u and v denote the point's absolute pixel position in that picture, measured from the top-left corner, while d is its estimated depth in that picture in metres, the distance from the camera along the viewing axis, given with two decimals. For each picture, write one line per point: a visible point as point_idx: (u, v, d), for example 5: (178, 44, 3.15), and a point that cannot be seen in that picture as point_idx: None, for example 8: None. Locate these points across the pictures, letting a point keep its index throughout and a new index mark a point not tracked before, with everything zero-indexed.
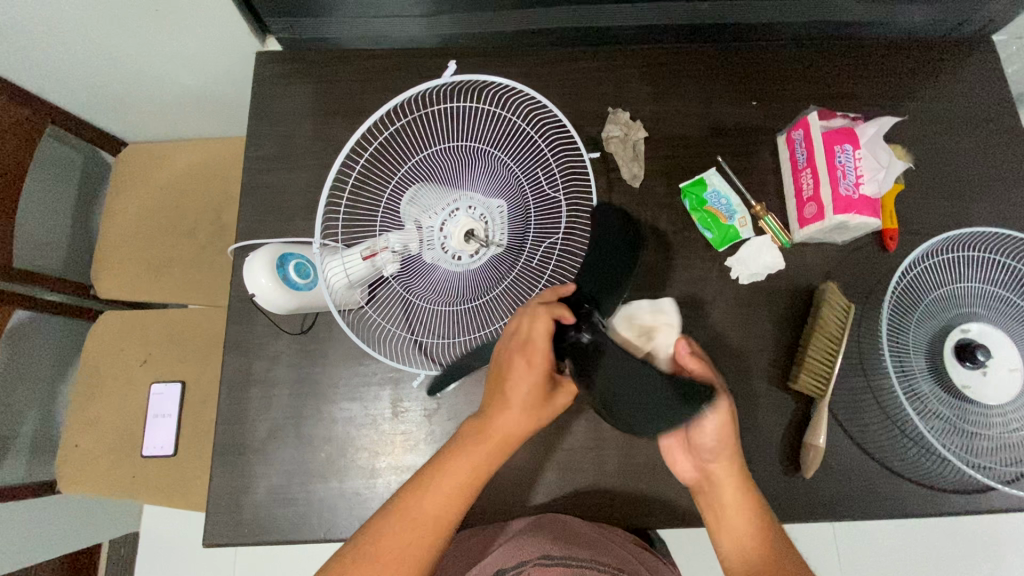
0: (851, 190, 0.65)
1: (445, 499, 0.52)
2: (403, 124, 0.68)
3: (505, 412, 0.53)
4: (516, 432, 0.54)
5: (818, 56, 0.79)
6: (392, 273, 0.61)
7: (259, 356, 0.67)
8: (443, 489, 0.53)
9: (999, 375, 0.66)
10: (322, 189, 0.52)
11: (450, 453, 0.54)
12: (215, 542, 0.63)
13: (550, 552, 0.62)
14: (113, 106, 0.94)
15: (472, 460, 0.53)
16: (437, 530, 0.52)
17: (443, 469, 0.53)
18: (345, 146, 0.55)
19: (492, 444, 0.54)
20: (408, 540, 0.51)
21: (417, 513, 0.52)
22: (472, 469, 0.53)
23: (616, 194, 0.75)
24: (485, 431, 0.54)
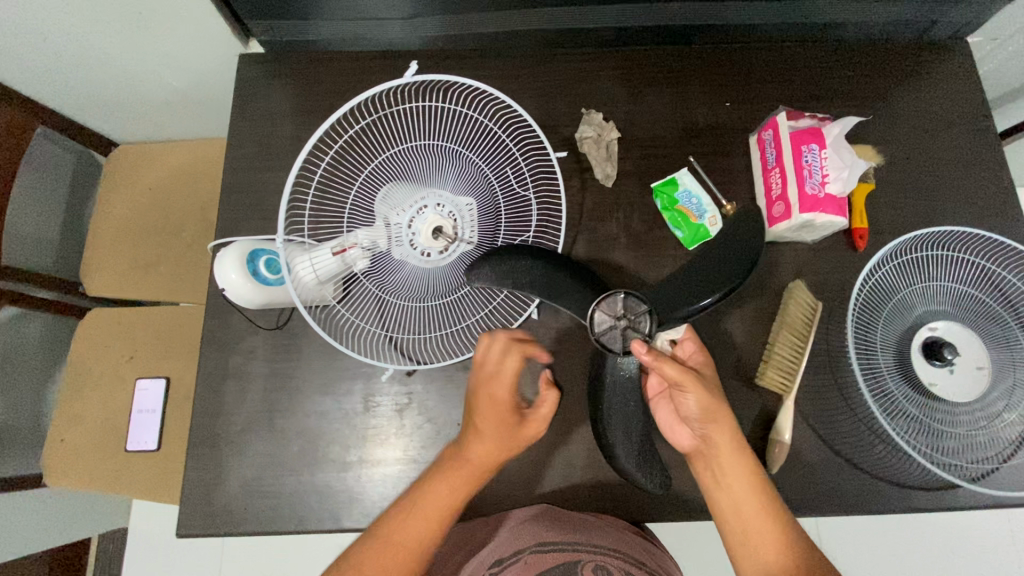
0: (817, 189, 0.66)
1: (424, 528, 0.55)
2: (376, 124, 0.69)
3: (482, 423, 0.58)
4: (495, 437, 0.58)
5: (791, 58, 0.80)
6: (363, 269, 0.63)
7: (235, 351, 0.69)
8: (422, 518, 0.56)
9: (965, 372, 0.67)
10: (286, 186, 0.54)
11: (427, 486, 0.57)
12: (188, 532, 0.64)
13: (544, 539, 0.60)
14: (103, 108, 0.96)
15: (446, 491, 0.56)
16: (419, 555, 0.55)
17: (423, 498, 0.56)
18: (306, 144, 0.57)
19: (462, 478, 0.57)
20: (396, 562, 0.54)
21: (402, 542, 0.55)
22: (450, 494, 0.57)
23: (589, 193, 0.76)
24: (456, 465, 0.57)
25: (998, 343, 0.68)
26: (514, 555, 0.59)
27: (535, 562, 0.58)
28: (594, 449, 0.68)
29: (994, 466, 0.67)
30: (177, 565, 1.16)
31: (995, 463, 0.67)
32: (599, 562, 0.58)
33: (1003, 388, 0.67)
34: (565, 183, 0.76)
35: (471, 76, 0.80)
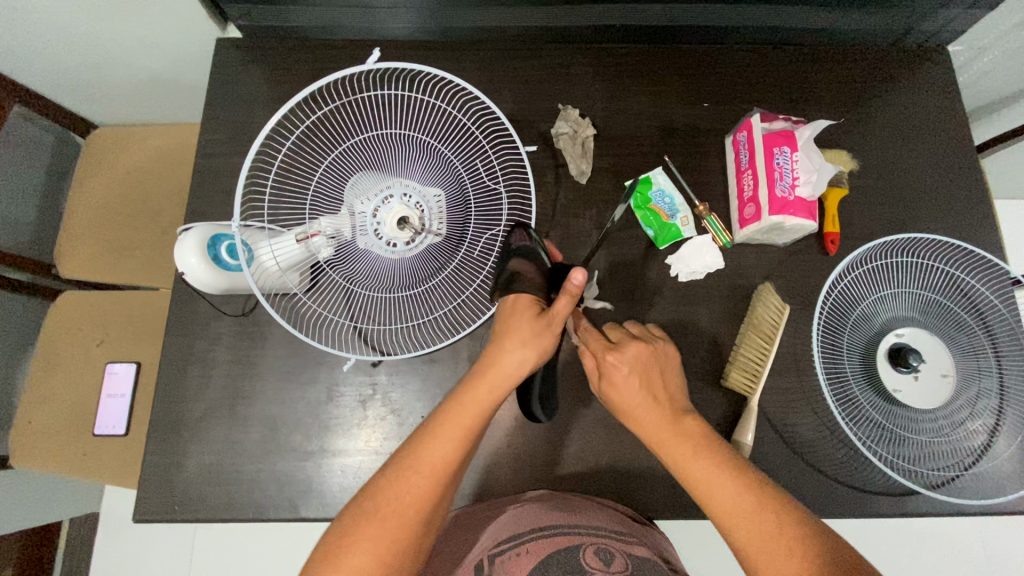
0: (787, 192, 0.67)
1: (454, 446, 0.50)
2: (345, 112, 0.69)
3: (508, 350, 0.53)
4: (520, 370, 0.53)
5: (771, 61, 0.80)
6: (327, 258, 0.62)
7: (199, 337, 0.68)
8: (450, 437, 0.50)
9: (930, 380, 0.67)
10: (243, 170, 0.54)
11: (455, 401, 0.52)
12: (144, 518, 0.63)
13: (540, 527, 0.55)
14: (82, 87, 0.95)
15: (482, 405, 0.51)
16: (449, 474, 0.49)
17: (451, 415, 0.51)
18: (264, 129, 0.56)
19: (497, 388, 0.52)
20: (421, 488, 0.48)
21: (430, 462, 0.49)
22: (479, 410, 0.51)
23: (563, 189, 0.76)
24: (491, 377, 0.52)
25: (963, 351, 0.69)
26: (514, 541, 0.54)
27: (535, 549, 0.52)
28: (557, 446, 0.68)
29: (955, 474, 0.67)
30: (150, 551, 1.15)
31: (956, 472, 0.67)
32: (598, 544, 0.53)
33: (966, 396, 0.67)
34: (538, 179, 0.76)
35: (449, 67, 0.79)
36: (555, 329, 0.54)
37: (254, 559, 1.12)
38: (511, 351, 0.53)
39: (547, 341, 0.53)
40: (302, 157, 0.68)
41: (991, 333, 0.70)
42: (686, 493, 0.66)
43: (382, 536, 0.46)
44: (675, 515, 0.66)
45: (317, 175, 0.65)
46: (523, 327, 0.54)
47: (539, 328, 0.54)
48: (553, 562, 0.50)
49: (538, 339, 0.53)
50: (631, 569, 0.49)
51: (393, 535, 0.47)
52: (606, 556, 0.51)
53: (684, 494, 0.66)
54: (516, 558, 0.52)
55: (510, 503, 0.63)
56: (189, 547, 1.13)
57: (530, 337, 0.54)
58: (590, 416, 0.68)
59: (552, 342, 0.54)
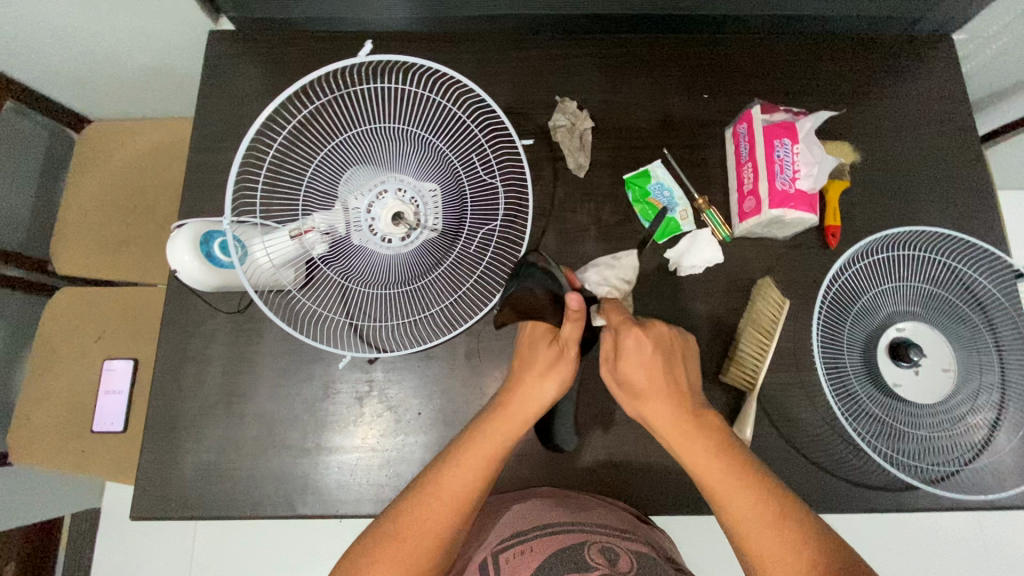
0: (788, 185, 0.65)
1: (476, 475, 0.51)
2: (336, 102, 0.67)
3: (530, 386, 0.56)
4: (542, 406, 0.56)
5: (772, 50, 0.79)
6: (322, 254, 0.61)
7: (195, 335, 0.68)
8: (473, 467, 0.51)
9: (931, 375, 0.67)
10: (233, 163, 0.51)
11: (484, 430, 0.53)
12: (141, 516, 0.63)
13: (545, 523, 0.55)
14: (78, 83, 0.95)
15: (504, 436, 0.53)
16: (470, 505, 0.50)
17: (476, 446, 0.52)
18: (254, 121, 0.53)
19: (522, 423, 0.54)
20: (441, 515, 0.49)
21: (451, 490, 0.50)
22: (501, 442, 0.53)
23: (561, 183, 0.75)
24: (512, 409, 0.55)
25: (964, 345, 0.68)
26: (517, 540, 0.54)
27: (540, 545, 0.52)
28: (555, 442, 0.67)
29: (955, 470, 0.66)
30: (151, 547, 1.15)
31: (956, 467, 0.66)
32: (605, 542, 0.52)
33: (967, 391, 0.67)
34: (536, 172, 0.75)
35: (444, 60, 0.78)
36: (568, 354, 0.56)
37: (257, 553, 1.12)
38: (541, 386, 0.56)
39: (564, 367, 0.56)
40: (288, 148, 0.66)
41: (993, 327, 0.69)
42: (683, 488, 0.66)
43: (403, 557, 0.47)
44: (673, 509, 0.66)
45: (307, 169, 0.63)
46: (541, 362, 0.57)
47: (553, 355, 0.56)
48: (558, 561, 0.49)
49: (553, 365, 0.57)
50: (637, 569, 0.49)
51: (413, 559, 0.47)
52: (610, 554, 0.50)
53: (681, 490, 0.66)
54: (521, 556, 0.52)
55: (510, 502, 0.63)
56: (191, 542, 1.14)
57: (551, 364, 0.57)
58: (587, 412, 0.68)
59: (572, 370, 0.56)
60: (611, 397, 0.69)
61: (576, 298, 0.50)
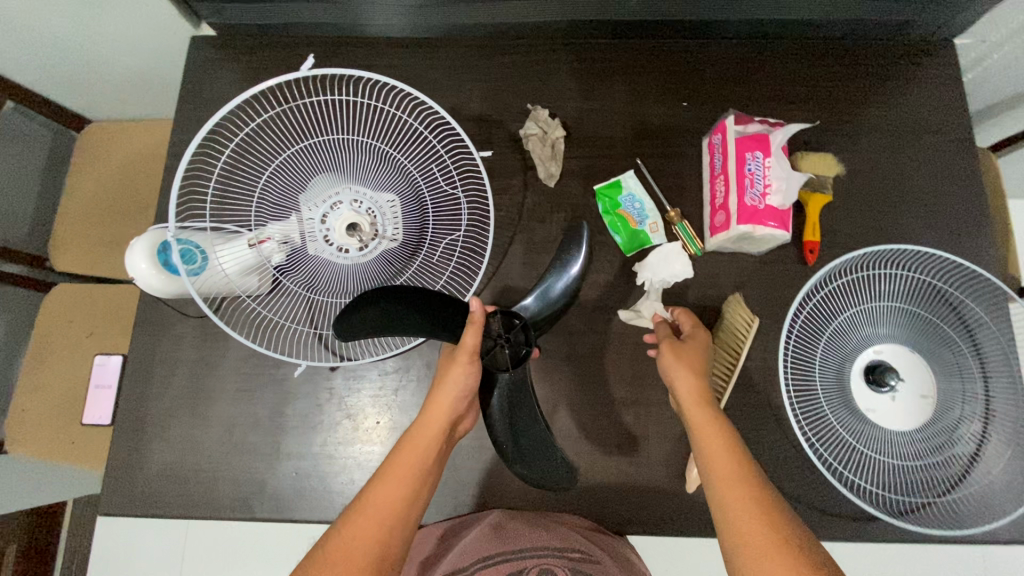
0: (757, 200, 0.63)
1: (399, 486, 0.51)
2: (298, 112, 0.67)
3: (434, 394, 0.56)
4: (452, 410, 0.56)
5: (756, 57, 0.76)
6: (280, 264, 0.61)
7: (164, 337, 0.69)
8: (394, 477, 0.52)
9: (908, 400, 0.64)
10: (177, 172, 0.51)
11: (401, 445, 0.54)
12: (108, 512, 0.65)
13: (483, 557, 0.58)
14: (76, 85, 0.97)
15: (420, 447, 0.54)
16: (400, 516, 0.50)
17: (394, 460, 0.53)
18: (200, 131, 0.53)
19: (434, 431, 0.55)
20: (370, 528, 0.48)
21: (376, 503, 0.50)
22: (418, 451, 0.54)
23: (531, 192, 0.74)
24: (424, 420, 0.55)
25: (948, 371, 0.65)
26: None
27: None
28: None
29: (929, 502, 0.63)
30: None
31: (929, 499, 0.63)
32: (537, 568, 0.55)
33: (946, 420, 0.63)
34: (506, 181, 0.74)
35: (420, 66, 0.78)
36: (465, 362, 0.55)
37: None
38: (440, 390, 0.56)
39: (462, 372, 0.56)
40: (251, 157, 0.67)
41: (980, 353, 0.66)
42: (639, 507, 0.66)
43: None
44: (628, 528, 0.66)
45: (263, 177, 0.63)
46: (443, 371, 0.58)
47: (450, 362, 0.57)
48: None
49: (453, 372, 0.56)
50: None
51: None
52: None
53: (637, 508, 0.66)
54: None
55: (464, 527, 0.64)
56: None
57: (445, 371, 0.57)
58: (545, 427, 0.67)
59: (470, 374, 0.56)
60: (572, 412, 0.68)
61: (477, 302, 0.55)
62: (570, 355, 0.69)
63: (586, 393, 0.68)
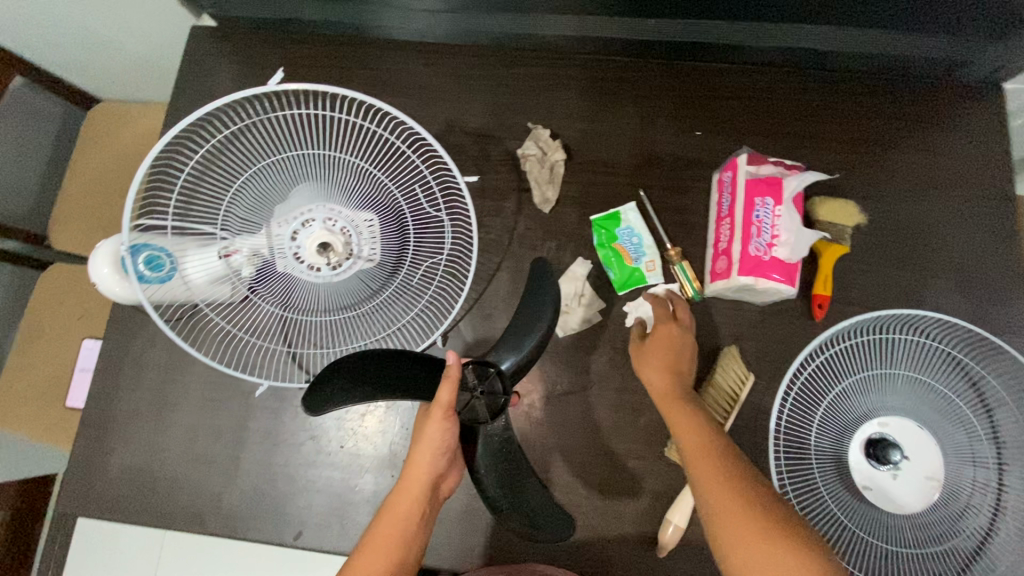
0: (763, 250, 0.58)
1: (383, 561, 0.48)
2: (279, 120, 0.65)
3: (411, 456, 0.51)
4: (432, 471, 0.52)
5: (781, 87, 0.70)
6: (250, 277, 0.59)
7: (137, 337, 0.68)
8: (378, 551, 0.49)
9: (910, 480, 0.58)
10: (137, 181, 0.49)
11: (384, 513, 0.51)
12: (66, 511, 0.65)
13: None
14: (84, 65, 0.97)
15: (402, 516, 0.50)
16: None
17: (376, 532, 0.50)
18: (165, 137, 0.52)
19: (418, 496, 0.51)
20: None
21: None
22: (403, 519, 0.50)
23: (524, 217, 0.70)
24: (406, 485, 0.51)
25: (960, 454, 0.59)
26: None
27: None
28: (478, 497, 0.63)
29: None
30: None
31: None
32: None
33: (952, 508, 0.57)
34: (499, 203, 0.70)
35: (419, 73, 0.74)
36: (441, 417, 0.51)
37: None
38: (415, 451, 0.51)
39: (439, 430, 0.51)
40: (224, 165, 0.64)
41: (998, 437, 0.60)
42: (608, 564, 0.62)
43: None
44: None
45: (235, 184, 0.60)
46: (420, 427, 0.53)
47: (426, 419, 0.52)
48: None
49: (429, 431, 0.51)
50: None
51: None
52: None
53: (606, 566, 0.62)
54: None
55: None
56: None
57: (421, 429, 0.52)
58: None
59: (446, 431, 0.51)
60: (546, 455, 0.64)
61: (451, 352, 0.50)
62: (549, 394, 0.65)
63: (563, 437, 0.64)
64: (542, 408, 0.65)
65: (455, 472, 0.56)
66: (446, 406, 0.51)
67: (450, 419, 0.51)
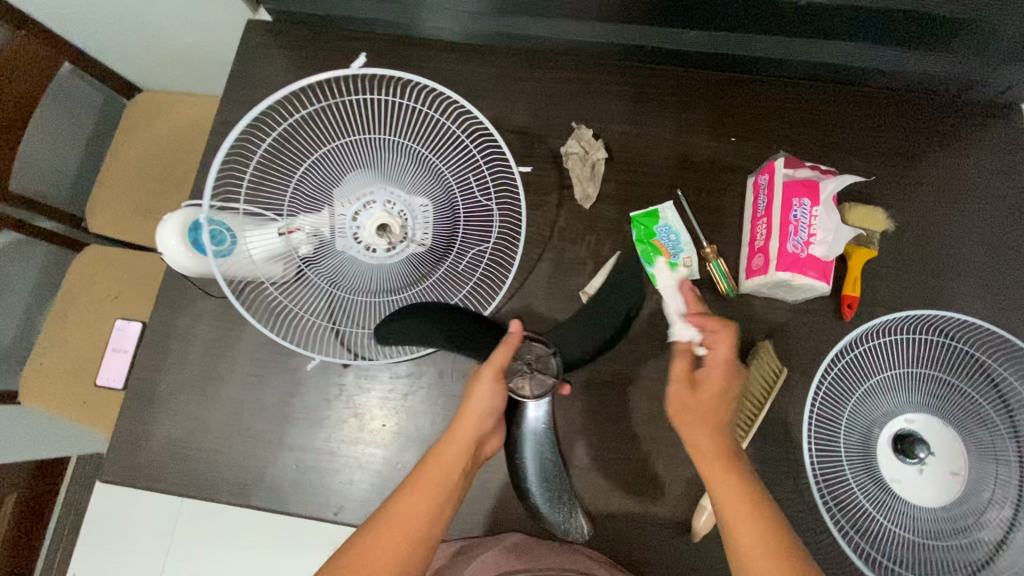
0: (800, 248, 0.61)
1: (424, 504, 0.50)
2: (337, 107, 0.67)
3: (461, 411, 0.54)
4: (479, 428, 0.54)
5: (813, 99, 0.73)
6: (306, 255, 0.61)
7: (185, 313, 0.70)
8: (422, 496, 0.51)
9: (934, 475, 0.60)
10: (217, 155, 0.51)
11: (427, 461, 0.53)
12: (108, 479, 0.66)
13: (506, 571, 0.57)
14: (132, 54, 1.00)
15: (444, 467, 0.52)
16: (422, 532, 0.49)
17: (418, 476, 0.52)
18: (243, 118, 0.54)
19: (465, 449, 0.53)
20: (392, 550, 0.48)
21: (399, 521, 0.49)
22: (445, 468, 0.52)
23: (564, 212, 0.72)
24: (453, 435, 0.54)
25: (982, 450, 0.61)
26: None
27: None
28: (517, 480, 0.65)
29: None
30: None
31: None
32: None
33: (973, 502, 0.59)
34: (541, 198, 0.73)
35: (466, 72, 0.77)
36: (494, 380, 0.54)
37: None
38: (465, 407, 0.54)
39: (491, 390, 0.53)
40: (284, 149, 0.67)
41: None
42: (642, 549, 0.64)
43: None
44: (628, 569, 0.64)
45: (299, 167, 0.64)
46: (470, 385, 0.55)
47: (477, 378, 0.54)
48: None
49: (481, 390, 0.54)
50: None
51: None
52: None
53: (640, 551, 0.64)
54: None
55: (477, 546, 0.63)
56: None
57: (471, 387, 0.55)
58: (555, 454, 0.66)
59: (499, 392, 0.54)
60: (583, 441, 0.66)
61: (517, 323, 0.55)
62: (587, 383, 0.67)
63: (600, 424, 0.66)
64: (580, 396, 0.67)
65: (498, 436, 0.59)
66: (500, 368, 0.54)
67: (502, 382, 0.54)
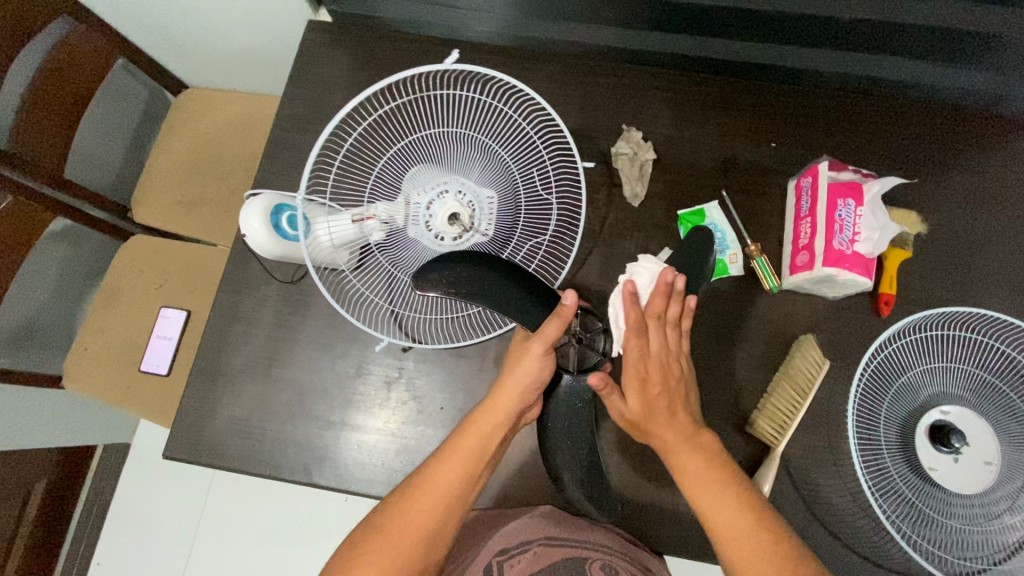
0: (845, 246, 0.65)
1: (458, 471, 0.54)
2: (410, 105, 0.71)
3: (505, 382, 0.56)
4: (521, 399, 0.56)
5: (849, 109, 0.78)
6: (378, 242, 0.64)
7: (248, 297, 0.72)
8: (456, 462, 0.55)
9: (970, 464, 0.63)
10: (315, 147, 0.57)
11: (466, 428, 0.56)
12: (172, 456, 0.68)
13: (550, 535, 0.60)
14: (183, 50, 1.03)
15: (479, 436, 0.56)
16: (454, 495, 0.54)
17: (457, 443, 0.55)
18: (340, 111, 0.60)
19: (504, 420, 0.56)
20: (421, 515, 0.53)
21: (433, 486, 0.54)
22: (481, 437, 0.56)
23: (614, 209, 0.76)
24: (496, 403, 0.56)
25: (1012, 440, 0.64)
26: (522, 545, 0.58)
27: (544, 554, 0.57)
28: None
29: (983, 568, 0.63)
30: (163, 491, 1.24)
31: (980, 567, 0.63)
32: (604, 560, 0.58)
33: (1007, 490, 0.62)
34: (592, 195, 0.76)
35: (519, 75, 0.81)
36: (541, 353, 0.55)
37: (268, 507, 1.22)
38: (510, 377, 0.56)
39: (537, 364, 0.55)
40: (360, 144, 0.71)
41: None
42: (689, 531, 0.66)
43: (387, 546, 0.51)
44: (676, 550, 0.66)
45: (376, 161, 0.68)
46: (517, 356, 0.57)
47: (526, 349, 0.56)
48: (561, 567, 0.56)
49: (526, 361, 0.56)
50: None
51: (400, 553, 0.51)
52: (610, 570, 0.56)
53: (688, 533, 0.66)
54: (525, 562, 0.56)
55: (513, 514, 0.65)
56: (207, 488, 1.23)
57: (519, 358, 0.57)
58: (606, 439, 0.69)
59: (545, 365, 0.56)
60: None
61: (569, 302, 0.54)
62: None
63: None
64: None
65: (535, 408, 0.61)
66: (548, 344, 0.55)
67: (549, 357, 0.56)
